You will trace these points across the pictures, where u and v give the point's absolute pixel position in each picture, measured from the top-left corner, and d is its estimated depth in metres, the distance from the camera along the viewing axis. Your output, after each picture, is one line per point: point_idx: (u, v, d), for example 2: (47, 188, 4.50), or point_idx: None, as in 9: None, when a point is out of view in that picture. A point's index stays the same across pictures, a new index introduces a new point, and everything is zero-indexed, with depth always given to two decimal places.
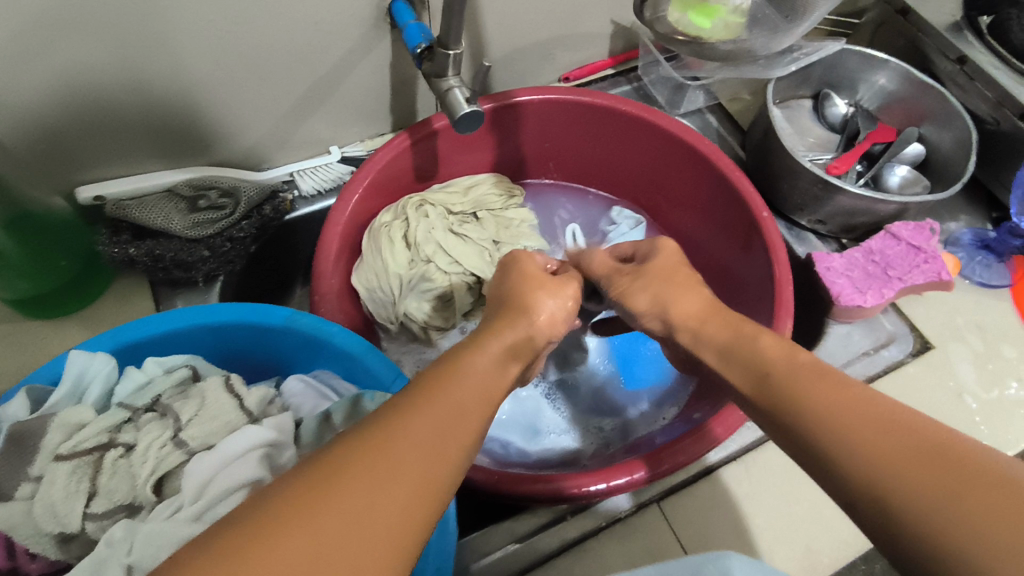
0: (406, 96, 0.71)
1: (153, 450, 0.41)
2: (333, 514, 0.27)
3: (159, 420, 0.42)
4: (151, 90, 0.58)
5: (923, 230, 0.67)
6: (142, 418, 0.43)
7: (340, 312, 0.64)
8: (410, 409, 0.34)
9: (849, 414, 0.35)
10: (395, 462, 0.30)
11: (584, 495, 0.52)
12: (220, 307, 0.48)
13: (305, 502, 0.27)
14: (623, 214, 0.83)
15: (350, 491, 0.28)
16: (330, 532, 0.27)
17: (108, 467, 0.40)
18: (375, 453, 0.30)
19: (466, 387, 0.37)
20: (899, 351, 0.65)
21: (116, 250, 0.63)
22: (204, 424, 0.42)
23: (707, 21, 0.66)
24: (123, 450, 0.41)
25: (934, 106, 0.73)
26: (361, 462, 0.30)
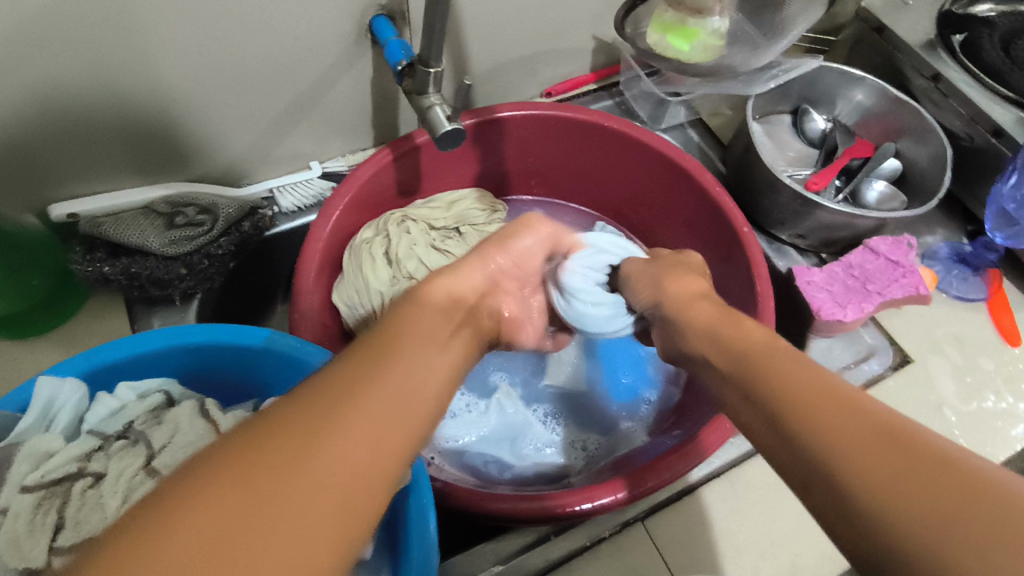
0: (388, 111, 0.70)
1: (124, 479, 0.39)
2: (300, 458, 0.29)
3: (131, 447, 0.41)
4: (128, 104, 0.57)
5: (901, 245, 0.68)
6: (113, 445, 0.41)
7: (321, 331, 0.63)
8: (359, 383, 0.33)
9: (810, 396, 0.36)
10: (358, 438, 0.31)
11: (570, 514, 0.52)
12: (196, 328, 0.47)
13: (319, 418, 0.30)
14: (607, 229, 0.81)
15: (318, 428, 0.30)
16: (360, 443, 0.30)
17: (77, 497, 0.38)
18: (335, 396, 0.32)
19: (422, 337, 0.39)
20: (879, 364, 0.66)
21: (90, 268, 0.62)
22: (177, 451, 0.41)
23: (686, 44, 0.65)
24: (91, 479, 0.39)
25: (910, 122, 0.74)
26: (327, 433, 0.30)
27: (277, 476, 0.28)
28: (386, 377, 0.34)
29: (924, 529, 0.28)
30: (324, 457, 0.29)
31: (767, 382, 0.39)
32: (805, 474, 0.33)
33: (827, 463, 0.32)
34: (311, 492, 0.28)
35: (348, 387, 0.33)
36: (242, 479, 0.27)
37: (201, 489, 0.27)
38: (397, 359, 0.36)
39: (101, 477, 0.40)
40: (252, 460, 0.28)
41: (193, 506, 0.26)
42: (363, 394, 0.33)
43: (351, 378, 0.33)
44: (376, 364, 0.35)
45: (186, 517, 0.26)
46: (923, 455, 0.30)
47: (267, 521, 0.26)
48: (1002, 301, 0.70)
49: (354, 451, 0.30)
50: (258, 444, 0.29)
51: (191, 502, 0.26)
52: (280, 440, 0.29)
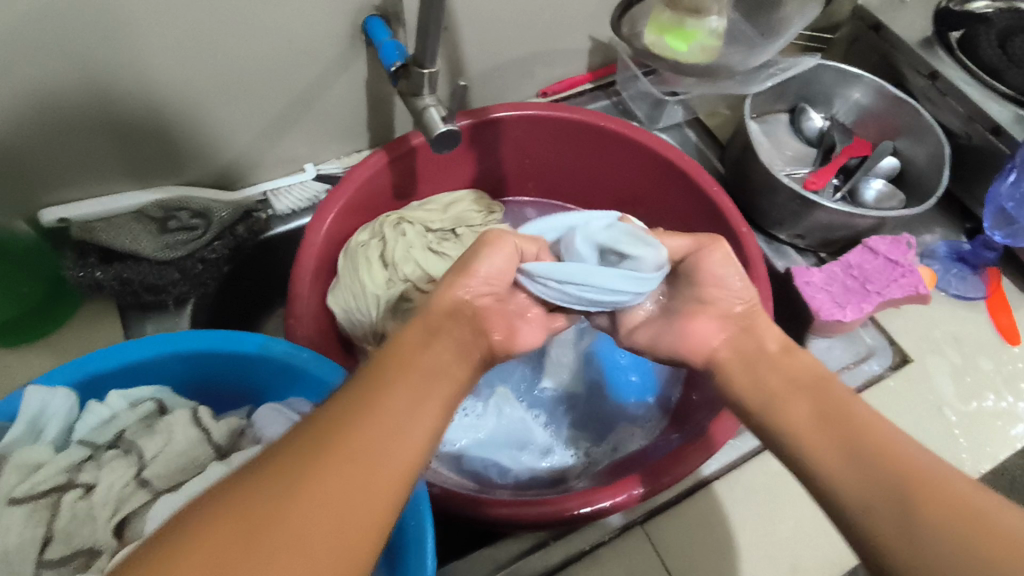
0: (383, 113, 0.69)
1: (115, 490, 0.39)
2: (279, 511, 0.29)
3: (122, 457, 0.41)
4: (118, 108, 0.56)
5: (899, 244, 0.67)
6: (104, 455, 0.41)
7: (317, 336, 0.62)
8: (329, 440, 0.32)
9: (879, 433, 0.38)
10: (325, 503, 0.30)
11: (569, 519, 0.51)
12: (190, 334, 0.46)
13: (297, 468, 0.31)
14: None
15: (298, 479, 0.30)
16: (341, 491, 0.31)
17: (65, 510, 0.38)
18: (317, 444, 0.32)
19: (420, 367, 0.38)
20: (879, 364, 0.66)
21: (82, 274, 0.62)
22: (169, 460, 0.41)
23: (683, 45, 0.64)
24: (81, 491, 0.39)
25: (908, 121, 0.74)
26: (293, 501, 0.29)
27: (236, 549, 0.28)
28: (361, 430, 0.33)
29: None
30: (302, 508, 0.29)
31: (831, 406, 0.41)
32: (863, 501, 0.36)
33: (898, 501, 0.35)
34: (291, 545, 0.28)
35: (320, 444, 0.32)
36: (216, 538, 0.28)
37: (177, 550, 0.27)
38: (376, 408, 0.35)
39: (92, 488, 0.39)
40: (214, 529, 0.28)
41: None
42: (337, 453, 0.32)
43: (322, 434, 0.32)
44: (351, 415, 0.34)
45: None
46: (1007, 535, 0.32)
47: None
48: (1001, 299, 0.70)
49: (320, 518, 0.30)
50: (234, 499, 0.29)
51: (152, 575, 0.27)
52: (243, 508, 0.29)
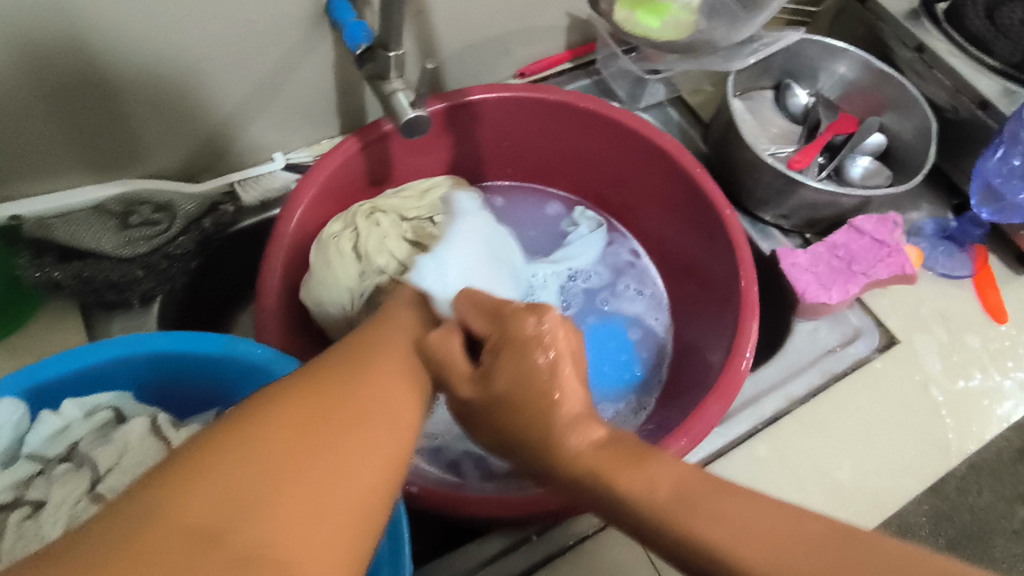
0: (354, 98, 0.67)
1: (67, 506, 0.37)
2: (298, 428, 0.28)
3: (75, 472, 0.38)
4: (68, 95, 0.53)
5: (886, 223, 0.65)
6: (56, 470, 0.39)
7: (286, 332, 0.60)
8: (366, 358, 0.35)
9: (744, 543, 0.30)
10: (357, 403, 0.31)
11: (552, 514, 0.50)
12: (151, 336, 0.44)
13: (308, 394, 0.30)
14: (584, 215, 0.79)
15: (311, 401, 0.29)
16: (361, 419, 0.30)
17: (12, 529, 0.36)
18: (325, 380, 0.31)
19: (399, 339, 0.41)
20: (865, 346, 0.64)
21: (39, 274, 0.58)
22: (124, 474, 0.38)
23: (656, 21, 0.63)
24: (30, 508, 0.37)
25: (893, 94, 0.72)
26: (316, 402, 0.29)
27: (312, 421, 0.28)
28: (391, 363, 0.36)
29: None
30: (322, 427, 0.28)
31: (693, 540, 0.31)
32: None
33: None
34: (328, 455, 0.28)
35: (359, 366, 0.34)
36: (236, 450, 0.26)
37: (200, 461, 0.25)
38: (384, 349, 0.38)
39: (41, 505, 0.37)
40: (315, 395, 0.30)
41: (245, 442, 0.26)
42: (377, 373, 0.34)
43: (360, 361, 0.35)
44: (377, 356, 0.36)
45: (191, 482, 0.24)
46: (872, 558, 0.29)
47: (281, 479, 0.26)
48: (988, 277, 0.69)
49: (376, 408, 0.32)
50: (244, 422, 0.28)
51: (227, 445, 0.26)
52: (309, 394, 0.30)
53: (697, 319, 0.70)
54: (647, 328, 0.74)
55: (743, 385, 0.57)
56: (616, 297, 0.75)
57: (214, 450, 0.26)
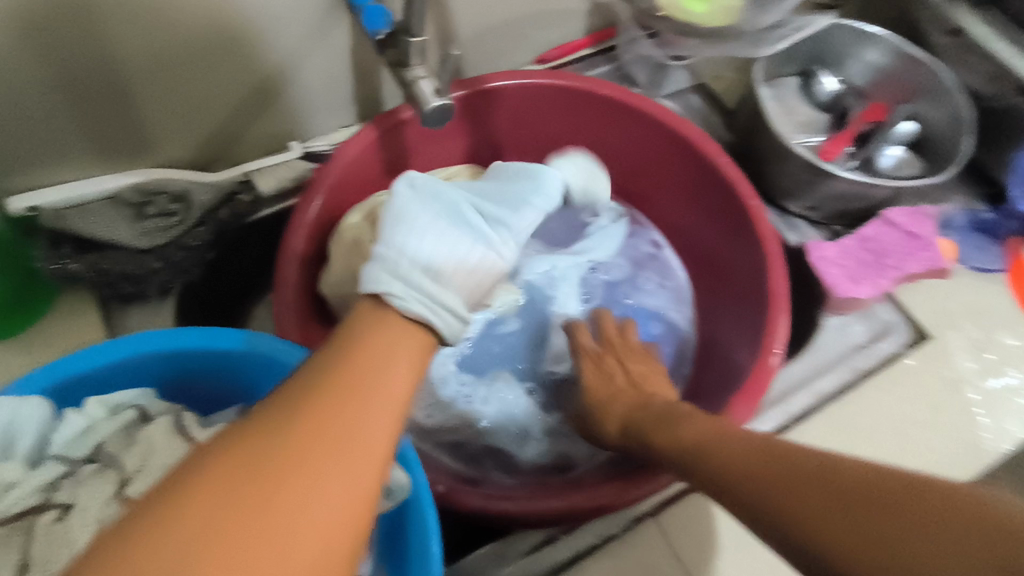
0: (370, 84, 0.65)
1: (92, 511, 0.34)
2: (240, 487, 0.29)
3: (101, 474, 0.36)
4: (81, 82, 0.52)
5: (919, 216, 0.65)
6: (81, 472, 0.36)
7: (304, 326, 0.59)
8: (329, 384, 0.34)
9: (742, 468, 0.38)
10: (309, 449, 0.31)
11: (577, 513, 0.50)
12: (172, 333, 0.43)
13: (256, 445, 0.30)
14: (604, 205, 0.75)
15: (257, 454, 0.30)
16: (309, 470, 0.30)
17: (39, 533, 0.33)
18: (277, 424, 0.31)
19: (381, 343, 0.38)
20: (895, 343, 0.63)
21: (56, 265, 0.56)
22: (152, 475, 0.36)
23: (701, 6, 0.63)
24: (57, 512, 0.34)
25: (925, 81, 0.70)
26: (264, 455, 0.30)
27: (255, 476, 0.29)
28: (352, 385, 0.34)
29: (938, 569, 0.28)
30: (266, 484, 0.29)
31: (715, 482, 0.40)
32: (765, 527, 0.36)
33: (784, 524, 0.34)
34: (269, 516, 0.29)
35: (312, 397, 0.33)
36: (172, 518, 0.28)
37: (145, 529, 0.28)
38: (359, 361, 0.36)
39: (69, 508, 0.34)
40: (262, 446, 0.30)
41: (184, 508, 0.28)
42: (338, 399, 0.33)
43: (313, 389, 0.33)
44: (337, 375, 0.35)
45: (131, 554, 0.27)
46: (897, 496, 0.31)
47: (212, 547, 0.27)
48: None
49: (325, 451, 0.31)
50: (192, 481, 0.29)
51: (169, 515, 0.28)
52: (248, 453, 0.30)
53: (724, 313, 0.69)
54: (673, 321, 0.72)
55: (772, 381, 0.56)
56: (642, 289, 0.73)
57: (158, 518, 0.28)
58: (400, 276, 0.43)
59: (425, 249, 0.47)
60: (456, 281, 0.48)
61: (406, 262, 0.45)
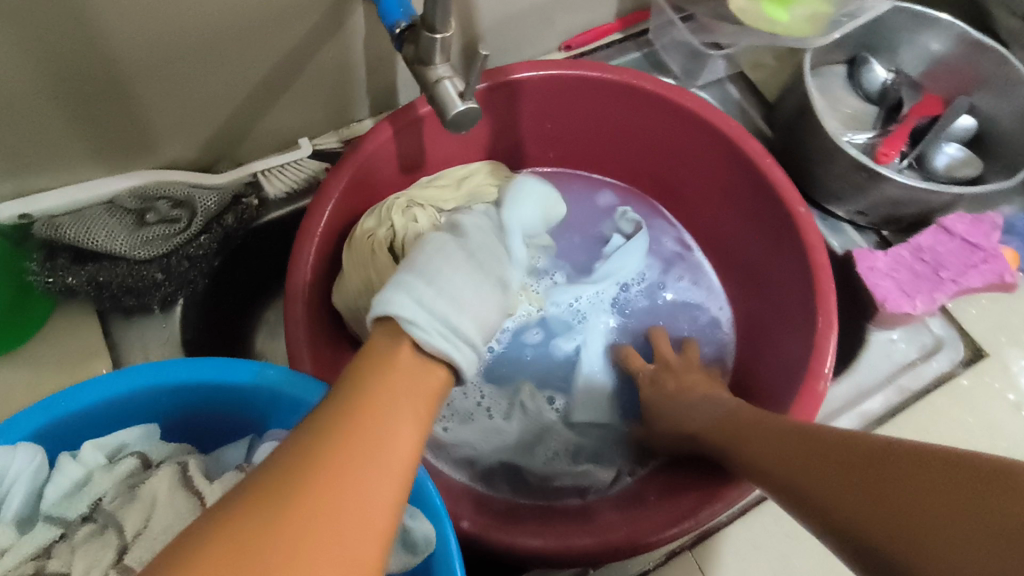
0: (385, 76, 0.60)
1: None
2: None
3: (98, 537, 0.34)
4: (70, 81, 0.47)
5: (981, 224, 0.60)
6: (78, 533, 0.34)
7: (317, 342, 0.55)
8: (325, 445, 0.28)
9: (770, 450, 0.40)
10: (308, 537, 0.26)
11: (614, 554, 0.47)
12: (173, 366, 0.40)
13: (249, 536, 0.25)
14: (626, 216, 0.73)
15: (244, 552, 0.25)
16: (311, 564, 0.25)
17: None
18: (269, 507, 0.26)
19: (388, 391, 0.33)
20: (948, 360, 0.59)
21: (50, 279, 0.53)
22: (152, 540, 0.33)
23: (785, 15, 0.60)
24: None
25: (989, 71, 0.64)
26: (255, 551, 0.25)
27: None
28: (356, 454, 0.29)
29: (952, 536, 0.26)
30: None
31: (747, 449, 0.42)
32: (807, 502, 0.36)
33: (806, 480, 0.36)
34: None
35: (317, 460, 0.28)
36: None
37: None
38: (360, 417, 0.31)
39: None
40: (252, 531, 0.25)
41: None
42: (339, 467, 0.28)
43: (310, 459, 0.28)
44: (341, 432, 0.29)
45: None
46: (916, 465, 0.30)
47: None
48: None
49: (325, 532, 0.26)
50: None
51: None
52: (235, 539, 0.25)
53: (761, 324, 0.64)
54: (700, 330, 0.69)
55: (820, 405, 0.52)
56: (666, 293, 0.70)
57: None
58: (425, 305, 0.38)
59: (444, 279, 0.41)
60: (480, 313, 0.42)
61: (430, 292, 0.39)
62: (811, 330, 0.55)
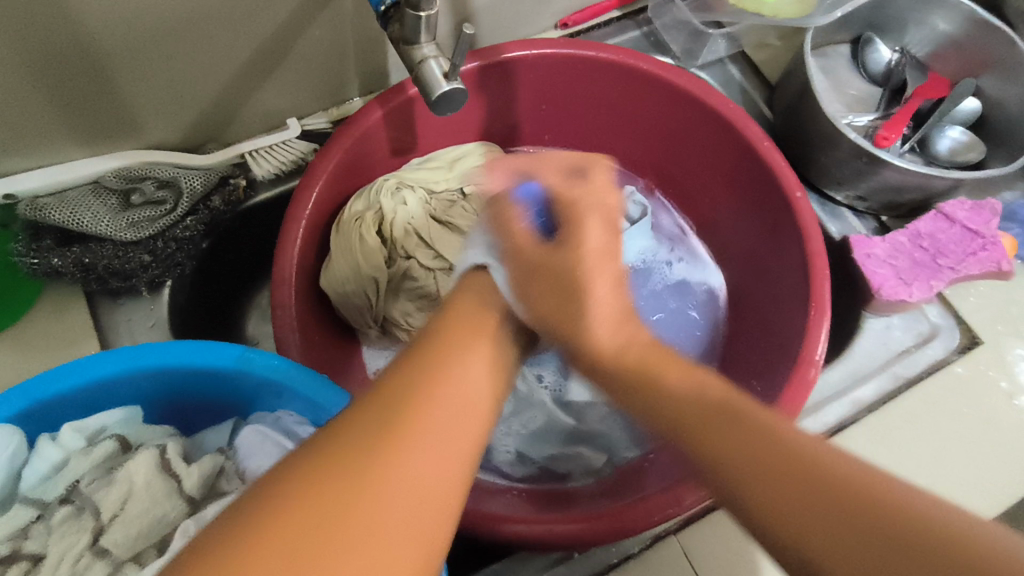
0: (375, 56, 0.58)
1: (67, 564, 0.34)
2: (337, 507, 0.27)
3: (76, 518, 0.35)
4: (51, 62, 0.46)
5: (981, 210, 0.59)
6: (55, 515, 0.36)
7: (306, 326, 0.55)
8: (417, 394, 0.32)
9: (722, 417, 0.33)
10: (407, 471, 0.29)
11: (597, 540, 0.47)
12: (152, 351, 0.39)
13: (360, 462, 0.28)
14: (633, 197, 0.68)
15: (353, 471, 0.28)
16: (409, 494, 0.28)
17: None
18: (378, 438, 0.29)
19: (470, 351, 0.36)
20: (943, 347, 0.58)
21: (36, 260, 0.53)
22: (128, 523, 0.35)
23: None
24: (28, 563, 0.35)
25: (999, 52, 0.62)
26: (366, 478, 0.28)
27: (350, 491, 0.27)
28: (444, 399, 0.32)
29: (812, 528, 0.27)
30: (372, 498, 0.27)
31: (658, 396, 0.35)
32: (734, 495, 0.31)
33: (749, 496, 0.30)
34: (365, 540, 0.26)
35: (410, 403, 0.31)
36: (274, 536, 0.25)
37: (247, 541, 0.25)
38: (447, 371, 0.34)
39: (39, 560, 0.35)
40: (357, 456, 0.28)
41: (274, 531, 0.25)
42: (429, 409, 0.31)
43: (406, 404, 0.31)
44: (433, 381, 0.33)
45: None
46: (784, 458, 0.29)
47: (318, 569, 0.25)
48: None
49: (422, 465, 0.29)
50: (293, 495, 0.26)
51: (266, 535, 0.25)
52: (329, 488, 0.27)
53: (754, 309, 0.64)
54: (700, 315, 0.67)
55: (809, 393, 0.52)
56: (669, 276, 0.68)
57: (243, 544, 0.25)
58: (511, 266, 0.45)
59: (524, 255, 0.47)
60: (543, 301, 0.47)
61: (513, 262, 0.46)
62: (804, 318, 0.55)
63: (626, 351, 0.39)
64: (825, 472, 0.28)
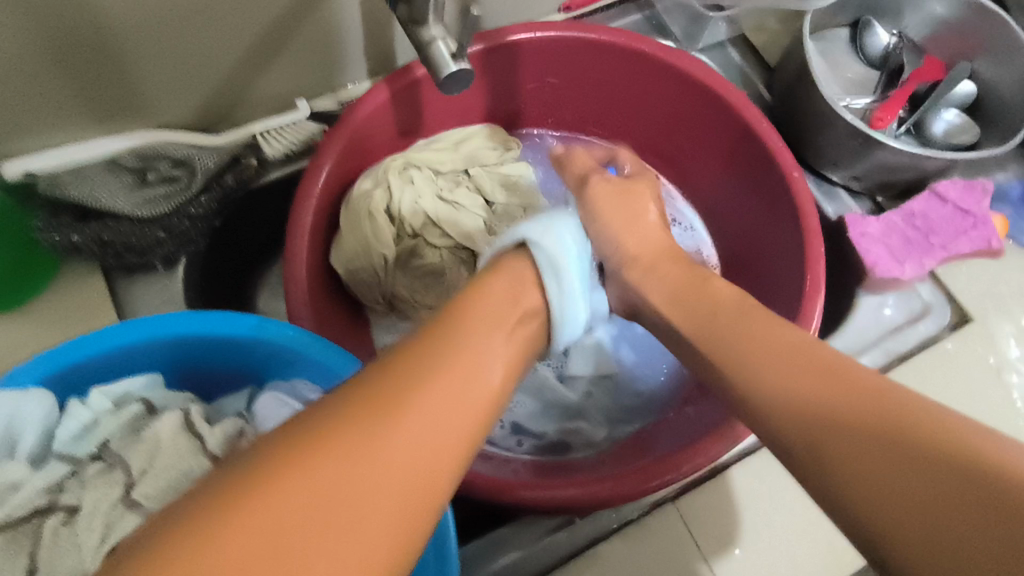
0: (382, 38, 0.60)
1: (101, 512, 0.36)
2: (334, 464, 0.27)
3: (106, 474, 0.37)
4: (68, 41, 0.48)
5: (973, 190, 0.61)
6: (87, 471, 0.38)
7: (317, 301, 0.57)
8: (422, 363, 0.33)
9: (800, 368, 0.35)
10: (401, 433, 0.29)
11: (600, 503, 0.49)
12: (173, 320, 0.41)
13: (357, 423, 0.29)
14: None
15: (350, 430, 0.28)
16: (404, 455, 0.29)
17: (46, 538, 0.35)
18: (373, 403, 0.30)
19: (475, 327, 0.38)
20: (935, 324, 0.59)
21: (56, 235, 0.54)
22: (157, 477, 0.37)
23: None
24: (63, 515, 0.36)
25: (992, 35, 0.63)
26: (360, 434, 0.28)
27: (346, 447, 0.28)
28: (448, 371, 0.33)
29: (870, 472, 0.29)
30: (366, 454, 0.28)
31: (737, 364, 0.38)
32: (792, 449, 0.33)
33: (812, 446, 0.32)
34: (359, 496, 0.27)
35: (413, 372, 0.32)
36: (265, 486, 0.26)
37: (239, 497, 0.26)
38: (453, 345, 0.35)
39: (74, 511, 0.36)
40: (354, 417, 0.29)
41: (269, 487, 0.26)
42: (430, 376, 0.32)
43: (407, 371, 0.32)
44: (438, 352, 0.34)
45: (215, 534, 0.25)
46: (884, 421, 0.30)
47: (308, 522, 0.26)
48: None
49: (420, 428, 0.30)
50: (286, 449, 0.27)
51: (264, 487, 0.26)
52: (324, 446, 0.28)
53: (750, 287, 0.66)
54: None
55: None
56: None
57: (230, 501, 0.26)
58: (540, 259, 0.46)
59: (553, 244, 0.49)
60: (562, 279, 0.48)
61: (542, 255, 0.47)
62: (801, 295, 0.56)
63: (651, 336, 0.40)
64: (912, 436, 0.29)
